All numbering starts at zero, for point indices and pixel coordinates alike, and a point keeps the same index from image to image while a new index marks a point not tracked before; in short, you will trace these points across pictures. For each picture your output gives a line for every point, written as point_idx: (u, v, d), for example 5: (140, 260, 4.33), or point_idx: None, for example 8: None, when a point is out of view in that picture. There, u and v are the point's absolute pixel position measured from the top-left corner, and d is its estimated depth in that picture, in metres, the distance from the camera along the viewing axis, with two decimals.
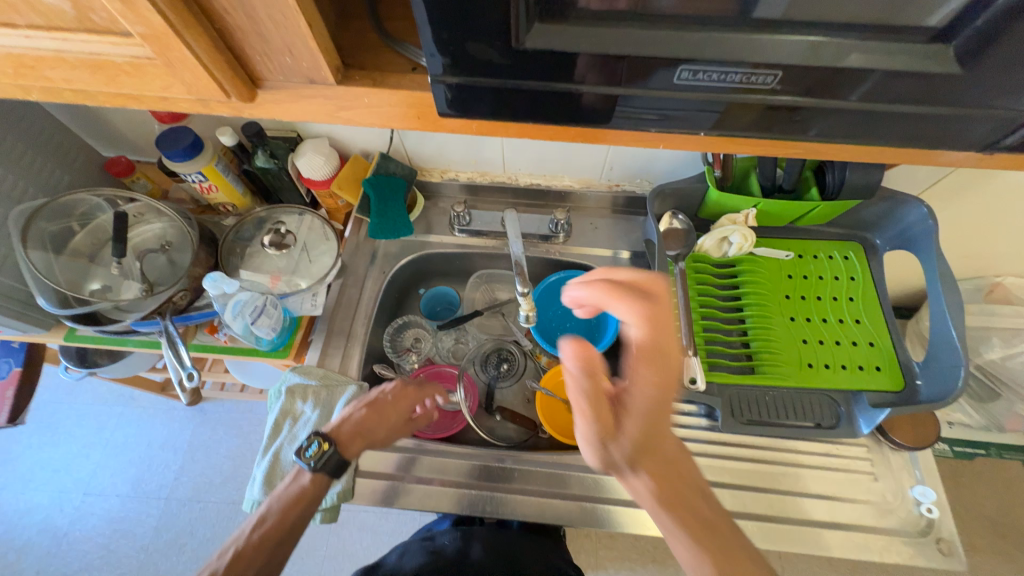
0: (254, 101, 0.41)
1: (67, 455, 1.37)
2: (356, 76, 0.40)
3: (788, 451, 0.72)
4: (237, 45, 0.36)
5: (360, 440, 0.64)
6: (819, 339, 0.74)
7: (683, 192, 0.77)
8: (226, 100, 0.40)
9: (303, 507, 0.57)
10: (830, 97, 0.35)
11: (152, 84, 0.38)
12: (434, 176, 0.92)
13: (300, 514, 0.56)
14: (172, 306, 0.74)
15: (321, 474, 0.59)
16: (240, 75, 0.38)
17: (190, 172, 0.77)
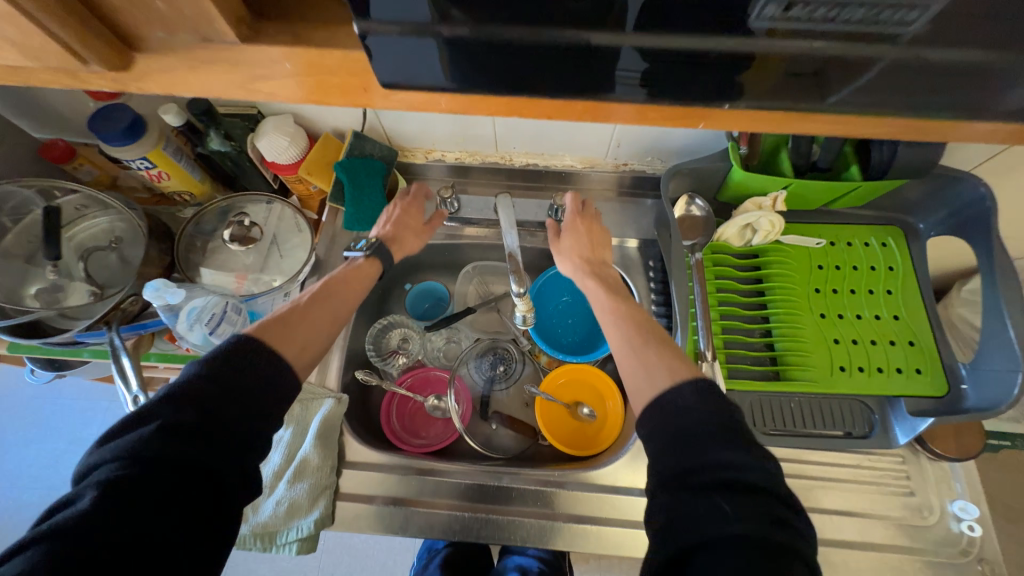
0: (130, 70, 0.37)
1: None
2: (310, 41, 0.36)
3: (814, 464, 0.65)
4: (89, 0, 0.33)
5: (396, 245, 0.69)
6: (854, 338, 0.65)
7: (701, 172, 0.67)
8: (89, 68, 0.36)
9: (351, 288, 0.61)
10: (883, 37, 0.30)
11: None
12: (418, 157, 0.82)
13: (345, 293, 0.60)
14: (120, 314, 0.63)
15: (372, 257, 0.64)
16: (105, 38, 0.35)
17: (132, 158, 0.67)
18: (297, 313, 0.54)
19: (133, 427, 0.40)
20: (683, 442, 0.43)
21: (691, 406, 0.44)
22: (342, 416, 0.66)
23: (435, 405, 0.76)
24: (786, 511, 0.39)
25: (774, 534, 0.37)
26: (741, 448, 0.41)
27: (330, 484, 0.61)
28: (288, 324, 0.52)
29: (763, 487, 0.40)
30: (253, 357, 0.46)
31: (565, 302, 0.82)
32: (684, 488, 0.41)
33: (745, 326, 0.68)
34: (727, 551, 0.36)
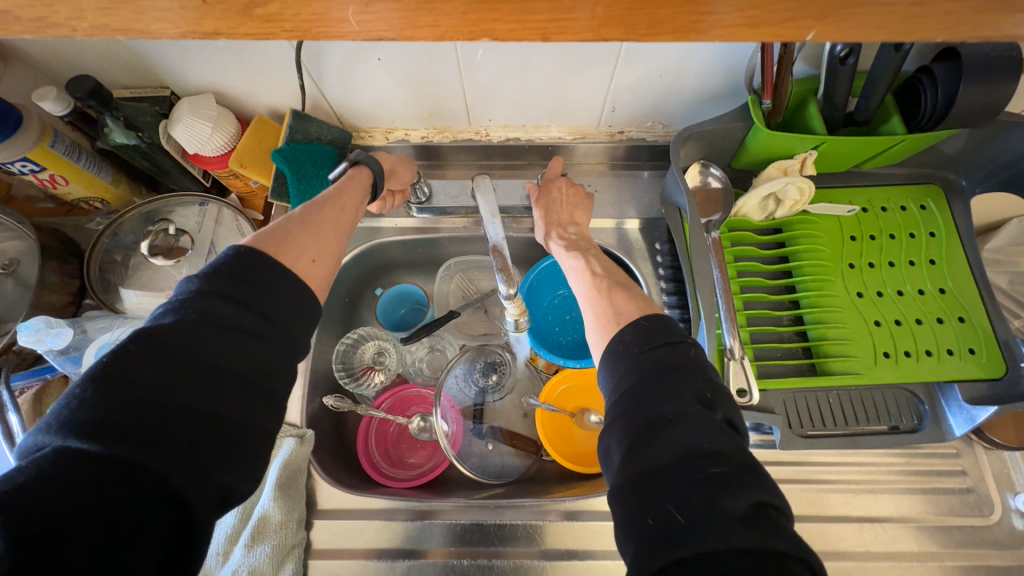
0: None
1: None
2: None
3: (859, 465, 0.57)
4: None
5: (389, 172, 0.60)
6: (897, 318, 0.56)
7: (716, 135, 0.57)
8: None
9: (353, 202, 0.52)
10: None
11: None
12: (376, 138, 0.69)
13: (345, 211, 0.51)
14: (13, 358, 0.50)
15: (363, 164, 0.56)
16: None
17: (11, 160, 0.53)
18: (300, 223, 0.45)
19: (84, 410, 0.29)
20: (629, 390, 0.37)
21: (634, 353, 0.39)
22: (308, 456, 0.56)
23: (421, 427, 0.66)
24: (743, 472, 0.32)
25: (723, 504, 0.30)
26: (687, 398, 0.35)
27: (297, 542, 0.52)
28: (285, 239, 0.43)
29: (710, 445, 0.33)
30: (263, 320, 0.37)
31: (562, 297, 0.72)
32: (620, 440, 0.35)
33: (773, 313, 0.59)
34: (673, 529, 0.30)
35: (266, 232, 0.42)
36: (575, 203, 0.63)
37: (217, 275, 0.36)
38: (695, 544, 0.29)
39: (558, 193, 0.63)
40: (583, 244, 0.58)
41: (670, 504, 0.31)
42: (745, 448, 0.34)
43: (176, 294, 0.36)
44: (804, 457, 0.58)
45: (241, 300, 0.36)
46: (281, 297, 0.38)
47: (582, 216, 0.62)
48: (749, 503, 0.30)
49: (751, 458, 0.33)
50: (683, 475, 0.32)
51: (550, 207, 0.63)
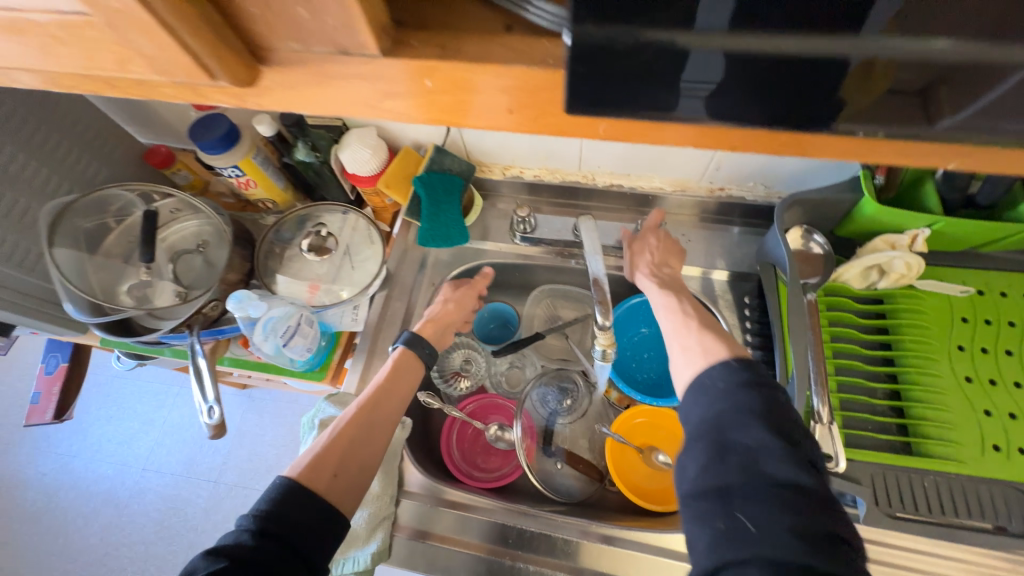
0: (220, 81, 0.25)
1: (140, 448, 1.43)
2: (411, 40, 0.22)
3: (952, 560, 0.54)
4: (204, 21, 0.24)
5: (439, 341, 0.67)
6: (1012, 411, 0.53)
7: (823, 203, 0.59)
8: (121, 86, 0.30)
9: (393, 406, 0.58)
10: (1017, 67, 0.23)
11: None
12: (494, 173, 0.78)
13: (386, 418, 0.57)
14: (201, 317, 0.65)
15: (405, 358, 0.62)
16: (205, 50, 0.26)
17: (226, 166, 0.68)
18: (338, 438, 0.52)
19: None
20: (712, 416, 0.40)
21: (720, 386, 0.42)
22: (403, 441, 0.64)
23: (497, 435, 0.72)
24: (817, 502, 0.34)
25: (791, 522, 0.33)
26: (768, 428, 0.38)
27: (388, 514, 0.58)
28: (321, 457, 0.49)
29: (790, 474, 0.35)
30: (311, 560, 0.42)
31: (644, 335, 0.75)
32: (698, 454, 0.39)
33: (867, 383, 0.58)
34: (739, 535, 0.34)
35: (312, 463, 0.49)
36: (669, 251, 0.67)
37: (276, 514, 0.42)
38: (757, 550, 0.32)
39: (649, 241, 0.68)
40: (676, 288, 0.62)
41: (742, 514, 0.34)
42: (824, 485, 0.36)
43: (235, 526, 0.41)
44: (888, 539, 0.55)
45: (293, 540, 0.42)
46: (327, 533, 0.44)
47: (673, 259, 0.67)
48: (819, 527, 0.33)
49: (827, 492, 0.35)
50: (755, 490, 0.35)
51: (640, 254, 0.67)
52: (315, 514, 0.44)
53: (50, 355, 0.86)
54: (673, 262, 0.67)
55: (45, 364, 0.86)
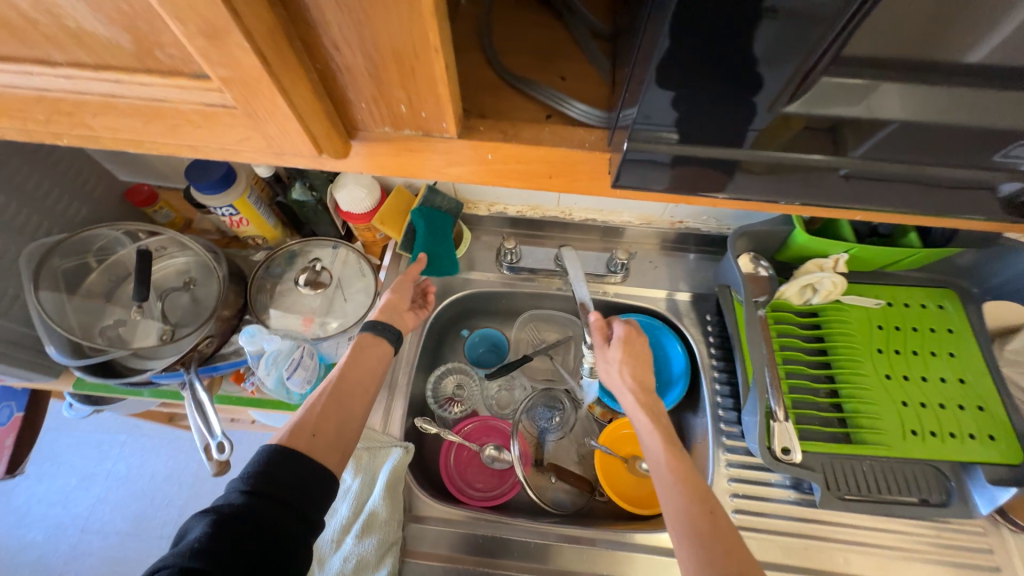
0: (347, 154, 0.35)
1: (81, 507, 1.30)
2: (480, 126, 0.34)
3: (893, 533, 0.63)
4: (345, 104, 0.32)
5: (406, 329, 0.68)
6: (922, 401, 0.65)
7: (764, 234, 0.71)
8: (209, 146, 0.35)
9: (366, 379, 0.59)
10: (853, 149, 0.33)
11: (230, 133, 0.33)
12: (480, 209, 0.85)
13: (360, 385, 0.57)
14: (196, 356, 0.65)
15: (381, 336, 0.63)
16: (337, 127, 0.33)
17: (221, 206, 0.70)
18: (323, 397, 0.54)
19: (192, 545, 0.38)
20: None
21: None
22: (407, 466, 0.65)
23: (494, 456, 0.75)
24: None
25: None
26: None
27: (396, 539, 0.60)
28: (307, 415, 0.52)
29: None
30: (301, 510, 0.44)
31: None
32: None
33: (811, 384, 0.68)
34: None
35: (290, 429, 0.50)
36: (639, 353, 0.63)
37: (269, 474, 0.44)
38: None
39: (614, 344, 0.63)
40: (648, 400, 0.58)
41: None
42: None
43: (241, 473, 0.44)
44: (841, 519, 0.64)
45: (285, 496, 0.43)
46: (321, 490, 0.46)
47: (641, 358, 0.63)
48: None
49: None
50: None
51: (608, 358, 0.63)
52: (311, 468, 0.47)
53: None
54: (642, 363, 0.62)
55: None
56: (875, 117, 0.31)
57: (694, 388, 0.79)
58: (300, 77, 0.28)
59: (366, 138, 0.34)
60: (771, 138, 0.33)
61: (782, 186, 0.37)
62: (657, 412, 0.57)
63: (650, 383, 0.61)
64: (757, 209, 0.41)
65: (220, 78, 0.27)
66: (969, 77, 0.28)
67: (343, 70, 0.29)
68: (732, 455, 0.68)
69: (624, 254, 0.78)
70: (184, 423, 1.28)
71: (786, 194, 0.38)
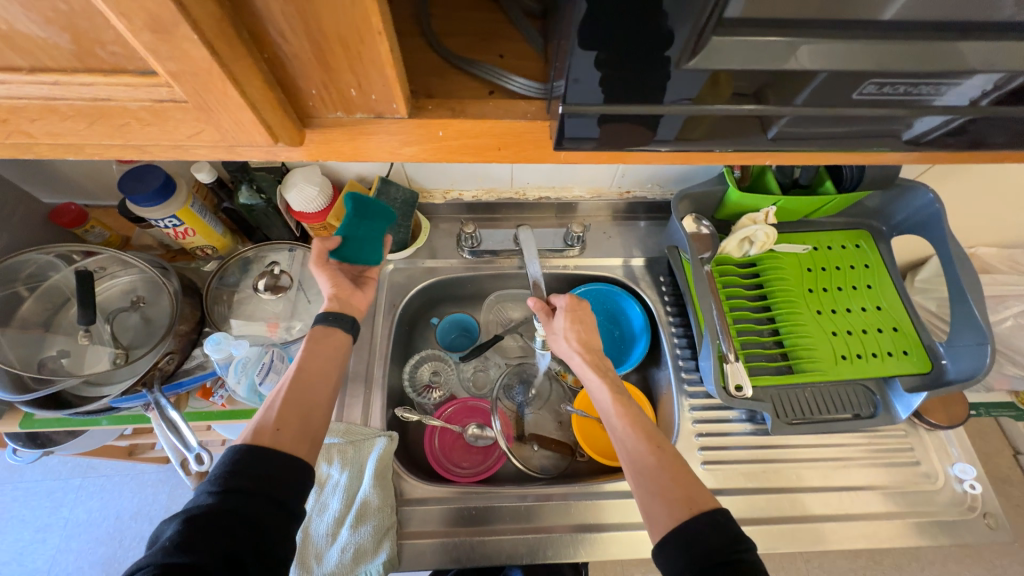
0: (303, 143, 0.36)
1: (39, 560, 1.21)
2: (428, 106, 0.36)
3: (834, 446, 0.72)
4: (299, 92, 0.33)
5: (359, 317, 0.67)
6: (848, 329, 0.74)
7: (702, 195, 0.77)
8: (158, 146, 0.35)
9: (328, 370, 0.58)
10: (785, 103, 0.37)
11: (181, 130, 0.33)
12: (436, 197, 0.86)
13: (323, 373, 0.58)
14: (158, 374, 0.63)
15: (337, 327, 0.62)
16: (291, 116, 0.34)
17: (162, 217, 0.67)
18: (285, 390, 0.54)
19: (169, 545, 0.38)
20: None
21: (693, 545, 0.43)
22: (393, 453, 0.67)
23: (476, 434, 0.78)
24: None
25: None
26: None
27: (392, 524, 0.61)
28: (271, 409, 0.51)
29: None
30: (278, 498, 0.44)
31: None
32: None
33: (756, 327, 0.76)
34: None
35: (254, 426, 0.50)
36: (582, 318, 0.67)
37: (240, 470, 0.44)
38: None
39: (559, 313, 0.66)
40: (596, 360, 0.63)
41: None
42: None
43: (210, 472, 0.44)
44: (792, 441, 0.72)
45: (260, 487, 0.44)
46: (293, 480, 0.47)
47: (586, 323, 0.66)
48: None
49: None
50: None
51: (554, 327, 0.66)
52: (285, 460, 0.47)
53: None
54: (586, 328, 0.66)
55: None
56: (788, 71, 0.34)
57: (655, 345, 0.85)
58: (251, 69, 0.29)
59: (320, 124, 0.35)
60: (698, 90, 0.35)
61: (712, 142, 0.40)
62: (606, 371, 0.62)
63: (596, 345, 0.65)
64: (695, 161, 0.45)
65: (169, 73, 0.27)
66: (854, 34, 0.33)
67: (292, 57, 0.30)
68: (694, 399, 0.75)
69: (580, 227, 0.83)
70: (148, 454, 1.22)
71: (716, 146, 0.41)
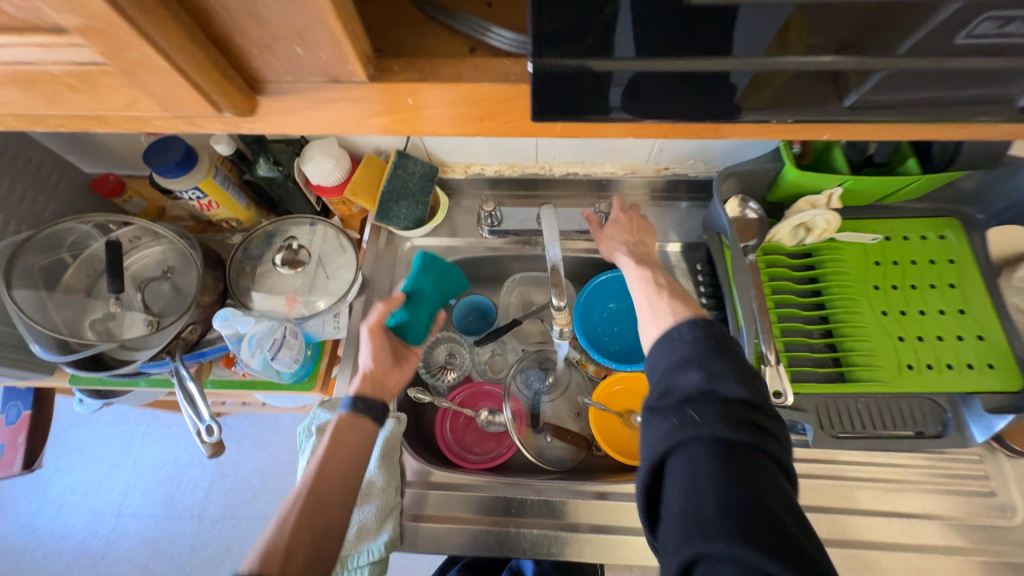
0: (253, 112, 0.32)
1: (111, 494, 1.37)
2: (393, 67, 0.31)
3: (888, 465, 0.64)
4: (242, 53, 0.29)
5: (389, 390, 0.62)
6: (919, 334, 0.63)
7: (752, 173, 0.67)
8: (116, 114, 0.33)
9: (348, 471, 0.54)
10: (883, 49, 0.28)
11: (132, 97, 0.30)
12: (457, 172, 0.82)
13: (342, 481, 0.53)
14: (182, 343, 0.66)
15: (366, 416, 0.57)
16: (235, 80, 0.30)
17: (186, 189, 0.68)
18: (299, 511, 0.49)
19: None
20: (665, 376, 0.47)
21: (677, 352, 0.47)
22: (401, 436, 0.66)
23: (489, 420, 0.76)
24: (754, 449, 0.40)
25: (733, 463, 0.39)
26: (710, 373, 0.44)
27: (396, 505, 0.62)
28: (281, 534, 0.47)
29: (726, 430, 0.40)
30: None
31: (612, 309, 0.82)
32: (666, 428, 0.43)
33: (805, 326, 0.67)
34: (695, 493, 0.38)
35: (260, 552, 0.45)
36: (634, 222, 0.72)
37: None
38: (708, 492, 0.38)
39: (613, 216, 0.72)
40: (642, 256, 0.67)
41: (694, 459, 0.40)
42: (767, 443, 0.41)
43: None
44: (836, 456, 0.65)
45: None
46: None
47: (638, 226, 0.72)
48: (749, 460, 0.39)
49: (762, 441, 0.41)
50: (724, 535, 0.36)
51: (606, 234, 0.72)
52: None
53: (8, 405, 0.82)
54: (637, 231, 0.71)
55: (5, 416, 0.83)
56: None
57: None
58: (162, 19, 0.25)
59: (280, 90, 0.31)
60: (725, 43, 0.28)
61: (751, 112, 0.33)
62: (653, 267, 0.65)
63: (647, 245, 0.69)
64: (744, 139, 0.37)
65: (76, 29, 0.25)
66: None
67: (214, 5, 0.25)
68: None
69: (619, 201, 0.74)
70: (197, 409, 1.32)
71: (762, 117, 0.33)
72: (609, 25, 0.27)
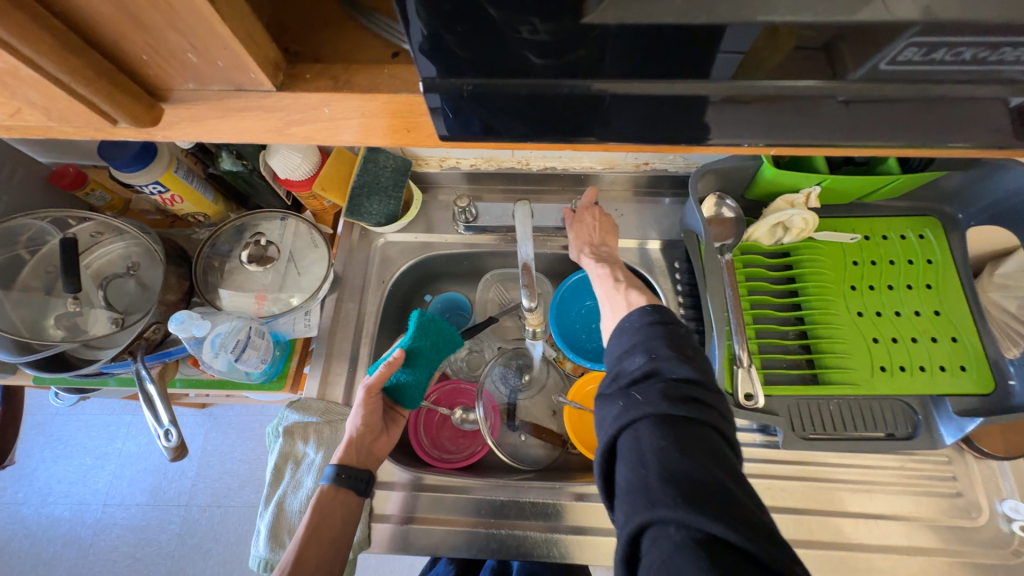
0: (155, 123, 0.30)
1: (96, 485, 1.36)
2: (306, 74, 0.29)
3: (858, 466, 0.64)
4: (137, 58, 0.27)
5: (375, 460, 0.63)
6: (894, 337, 0.63)
7: (730, 170, 0.66)
8: (18, 119, 0.30)
9: (326, 553, 0.55)
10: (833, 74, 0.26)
11: (29, 104, 0.28)
12: (432, 165, 0.80)
13: (326, 554, 0.54)
14: (144, 343, 0.64)
15: (348, 489, 0.58)
16: (132, 87, 0.28)
17: (147, 183, 0.65)
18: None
19: None
20: (615, 361, 0.49)
21: (628, 338, 0.50)
22: None
23: (463, 418, 0.76)
24: (697, 424, 0.41)
25: (677, 437, 0.40)
26: (654, 354, 0.46)
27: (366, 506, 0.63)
28: None
29: (669, 404, 0.42)
30: None
31: (589, 306, 0.81)
32: (614, 410, 0.44)
33: (780, 328, 0.66)
34: (640, 463, 0.39)
35: None
36: (600, 218, 0.72)
37: None
38: (652, 462, 0.38)
39: (578, 215, 0.72)
40: (606, 255, 0.68)
41: (640, 434, 0.41)
42: (712, 418, 0.42)
43: None
44: (807, 457, 0.65)
45: None
46: None
47: (605, 224, 0.71)
48: (693, 435, 0.40)
49: (707, 417, 0.42)
50: (667, 500, 0.36)
51: (572, 232, 0.71)
52: None
53: None
54: (604, 229, 0.71)
55: None
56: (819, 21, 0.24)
57: None
58: (23, 25, 0.23)
59: (191, 96, 0.29)
60: (661, 60, 0.25)
61: (713, 137, 0.29)
62: (616, 264, 0.66)
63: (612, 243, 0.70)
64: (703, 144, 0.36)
65: None
66: None
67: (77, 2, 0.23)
68: None
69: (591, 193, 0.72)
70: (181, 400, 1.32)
71: (726, 136, 0.29)
72: (549, 30, 0.23)
